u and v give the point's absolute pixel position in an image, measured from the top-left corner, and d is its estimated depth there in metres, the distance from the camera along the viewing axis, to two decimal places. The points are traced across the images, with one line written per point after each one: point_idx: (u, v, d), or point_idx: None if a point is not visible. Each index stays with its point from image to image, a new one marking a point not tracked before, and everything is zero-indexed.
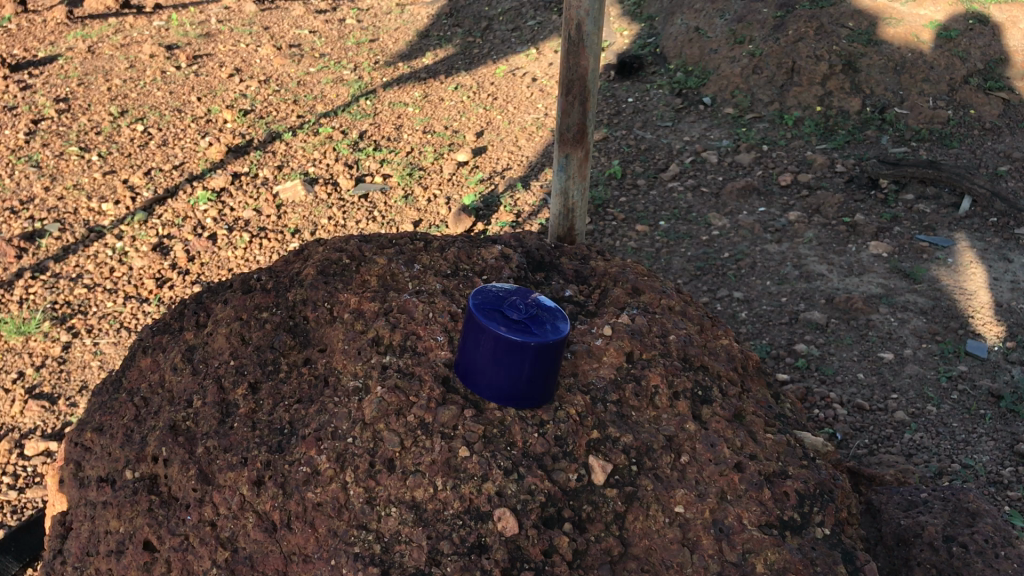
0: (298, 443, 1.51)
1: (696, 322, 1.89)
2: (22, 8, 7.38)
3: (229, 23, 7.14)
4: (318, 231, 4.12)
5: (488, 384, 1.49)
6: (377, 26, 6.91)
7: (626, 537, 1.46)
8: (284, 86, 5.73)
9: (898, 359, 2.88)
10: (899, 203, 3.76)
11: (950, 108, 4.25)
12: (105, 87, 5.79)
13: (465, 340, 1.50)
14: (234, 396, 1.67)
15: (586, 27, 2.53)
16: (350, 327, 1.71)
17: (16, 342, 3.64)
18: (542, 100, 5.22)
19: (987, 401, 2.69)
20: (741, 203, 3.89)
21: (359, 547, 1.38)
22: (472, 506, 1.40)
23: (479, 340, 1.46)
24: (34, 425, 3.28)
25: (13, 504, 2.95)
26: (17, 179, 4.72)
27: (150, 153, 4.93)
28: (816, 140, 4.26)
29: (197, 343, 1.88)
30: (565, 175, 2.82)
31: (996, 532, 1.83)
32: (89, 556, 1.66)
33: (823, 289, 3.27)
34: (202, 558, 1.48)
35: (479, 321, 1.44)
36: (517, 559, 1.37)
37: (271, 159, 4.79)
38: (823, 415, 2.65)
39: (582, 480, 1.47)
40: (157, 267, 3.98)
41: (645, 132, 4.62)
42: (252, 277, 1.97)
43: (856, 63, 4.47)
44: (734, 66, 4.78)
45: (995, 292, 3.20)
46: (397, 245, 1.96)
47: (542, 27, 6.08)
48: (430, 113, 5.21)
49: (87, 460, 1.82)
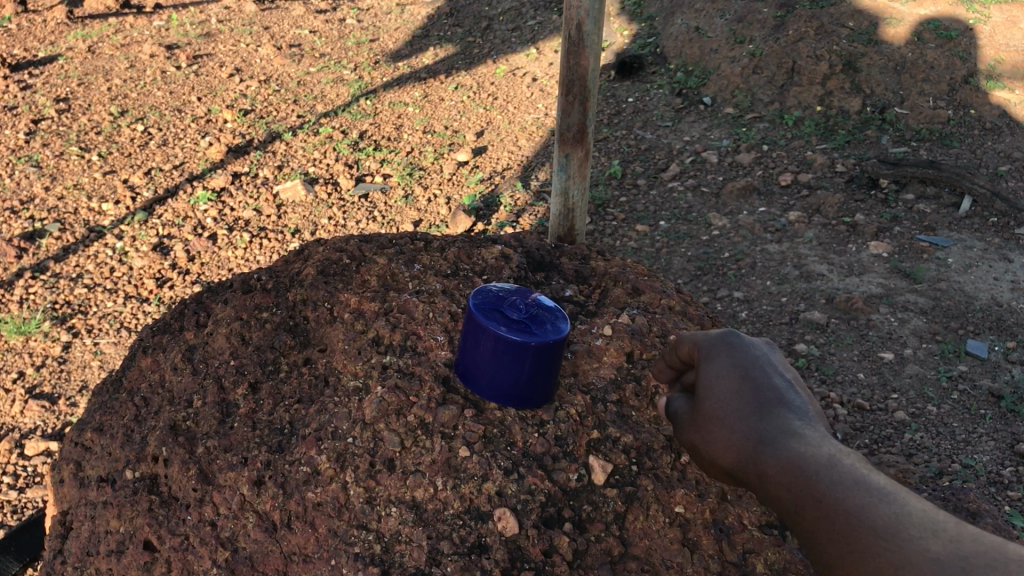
0: (298, 443, 1.51)
1: (696, 322, 1.89)
2: (22, 8, 7.39)
3: (229, 23, 7.14)
4: (318, 231, 4.12)
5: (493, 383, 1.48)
6: (377, 26, 6.90)
7: (626, 537, 1.46)
8: (284, 86, 5.73)
9: (898, 359, 2.88)
10: (899, 203, 3.76)
11: (951, 108, 4.24)
12: (105, 87, 5.79)
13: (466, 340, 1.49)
14: (235, 396, 1.67)
15: (586, 27, 2.53)
16: (350, 327, 1.71)
17: (16, 342, 3.65)
18: (542, 100, 5.21)
19: (987, 401, 2.69)
20: (741, 203, 3.90)
21: (360, 547, 1.38)
22: (472, 506, 1.40)
23: (477, 337, 1.46)
24: (34, 425, 3.28)
25: (13, 504, 2.95)
26: (17, 178, 4.73)
27: (150, 153, 4.93)
28: (816, 140, 4.26)
29: (197, 343, 1.88)
30: (565, 176, 2.82)
31: (996, 532, 1.84)
32: (88, 556, 1.66)
33: (823, 289, 3.27)
34: (202, 558, 1.48)
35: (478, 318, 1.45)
36: (517, 559, 1.36)
37: (271, 158, 4.79)
38: (823, 415, 2.65)
39: (582, 480, 1.47)
40: (157, 267, 3.98)
41: (645, 132, 4.62)
42: (252, 277, 1.97)
43: (856, 63, 4.47)
44: (734, 66, 4.78)
45: (995, 292, 3.20)
46: (397, 245, 1.96)
47: (543, 27, 6.07)
48: (431, 113, 5.21)
49: (87, 460, 1.82)
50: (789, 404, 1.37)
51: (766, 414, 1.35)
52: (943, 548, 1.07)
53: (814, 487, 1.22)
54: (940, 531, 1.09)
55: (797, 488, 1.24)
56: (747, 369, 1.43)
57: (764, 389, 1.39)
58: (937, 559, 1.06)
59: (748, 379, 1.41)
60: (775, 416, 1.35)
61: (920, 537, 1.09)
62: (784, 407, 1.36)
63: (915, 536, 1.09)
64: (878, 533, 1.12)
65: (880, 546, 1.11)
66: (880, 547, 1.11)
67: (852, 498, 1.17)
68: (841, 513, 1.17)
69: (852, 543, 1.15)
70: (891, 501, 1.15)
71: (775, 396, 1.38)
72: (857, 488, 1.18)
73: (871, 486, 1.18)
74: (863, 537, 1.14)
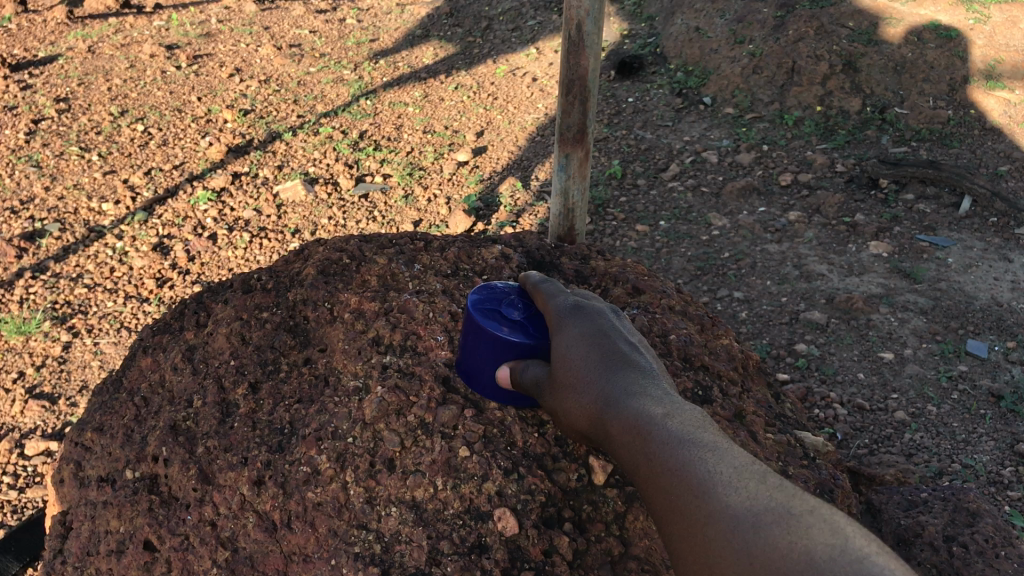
0: (298, 443, 1.51)
1: (696, 323, 1.89)
2: (22, 8, 7.39)
3: (229, 23, 7.14)
4: (318, 231, 4.11)
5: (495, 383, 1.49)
6: (377, 27, 6.90)
7: (626, 537, 1.44)
8: (284, 86, 5.73)
9: (898, 359, 2.88)
10: (899, 203, 3.76)
11: (951, 108, 4.24)
12: (105, 87, 5.79)
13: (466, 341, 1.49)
14: (235, 396, 1.67)
15: (586, 26, 2.53)
16: (350, 326, 1.71)
17: (16, 342, 3.66)
18: (542, 100, 5.21)
19: (987, 401, 2.69)
20: (741, 203, 3.90)
21: (359, 547, 1.37)
22: (472, 506, 1.39)
23: (476, 337, 1.46)
24: (34, 425, 3.28)
25: (13, 504, 2.95)
26: (17, 178, 4.73)
27: (150, 153, 4.93)
28: (816, 140, 4.26)
29: (197, 343, 1.89)
30: (565, 175, 2.82)
31: (997, 532, 1.83)
32: (88, 556, 1.66)
33: (823, 289, 3.26)
34: (202, 558, 1.48)
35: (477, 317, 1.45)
36: (517, 559, 1.36)
37: (271, 158, 4.79)
38: (823, 415, 2.64)
39: (582, 481, 1.47)
40: (157, 267, 3.98)
41: (645, 132, 4.62)
42: (252, 277, 1.97)
43: (856, 63, 4.47)
44: (734, 66, 4.78)
45: (995, 292, 3.20)
46: (397, 245, 1.96)
47: (543, 27, 6.07)
48: (431, 113, 5.21)
49: (88, 460, 1.83)
50: (634, 365, 1.29)
51: (610, 371, 1.27)
52: (742, 500, 0.98)
53: (639, 439, 1.14)
54: (749, 484, 1.00)
55: (626, 442, 1.16)
56: (603, 331, 1.35)
57: (616, 350, 1.31)
58: (735, 510, 0.97)
59: (601, 339, 1.33)
60: (617, 374, 1.26)
61: (726, 488, 1.00)
62: (630, 368, 1.28)
63: (718, 488, 1.01)
64: (687, 486, 1.03)
65: (688, 497, 1.02)
66: (687, 499, 1.02)
67: (670, 449, 1.09)
68: (656, 465, 1.09)
69: (661, 495, 1.06)
70: (707, 454, 1.06)
71: (625, 358, 1.29)
72: (677, 440, 1.10)
73: (694, 439, 1.09)
74: (674, 489, 1.04)
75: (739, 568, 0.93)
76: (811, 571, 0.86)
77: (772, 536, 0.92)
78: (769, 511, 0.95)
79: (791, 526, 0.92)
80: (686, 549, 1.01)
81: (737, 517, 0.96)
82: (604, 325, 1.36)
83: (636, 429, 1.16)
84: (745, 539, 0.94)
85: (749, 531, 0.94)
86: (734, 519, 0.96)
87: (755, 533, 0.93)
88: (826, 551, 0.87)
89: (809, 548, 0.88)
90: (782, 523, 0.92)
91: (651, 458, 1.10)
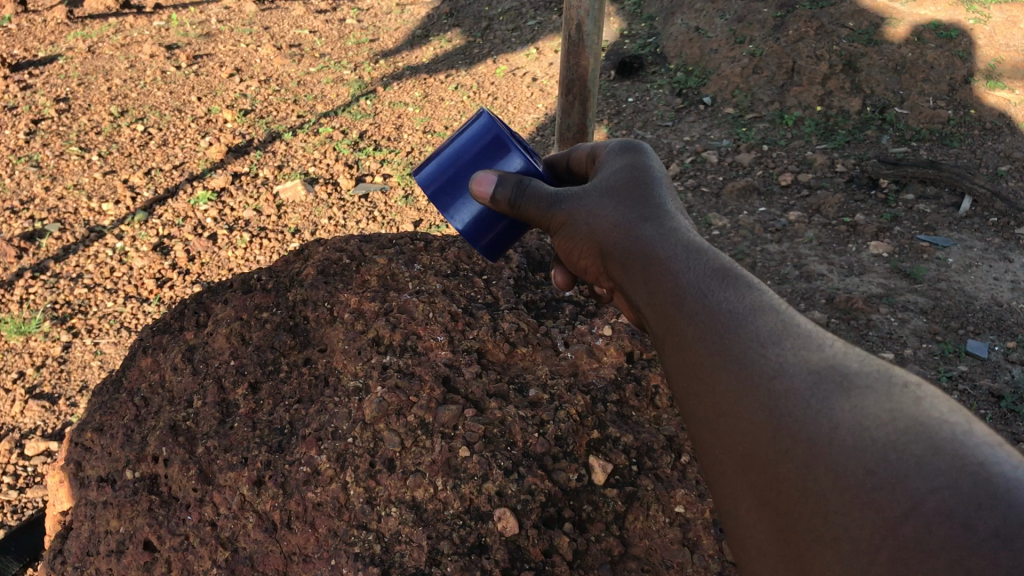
0: (298, 443, 1.51)
1: None
2: (22, 8, 7.40)
3: (229, 23, 7.13)
4: (318, 231, 4.11)
5: (460, 191, 1.49)
6: (377, 27, 6.89)
7: (626, 537, 1.44)
8: (284, 86, 5.73)
9: (898, 359, 2.87)
10: (899, 203, 3.76)
11: (950, 108, 4.23)
12: (105, 87, 5.79)
13: (462, 135, 1.49)
14: (234, 397, 1.67)
15: (586, 26, 2.85)
16: (350, 326, 1.71)
17: (16, 342, 3.68)
18: (542, 100, 5.20)
19: (987, 401, 2.69)
20: (741, 203, 3.91)
21: (359, 547, 1.37)
22: (472, 506, 1.38)
23: (478, 137, 1.47)
24: (34, 425, 3.29)
25: (13, 504, 2.96)
26: (17, 178, 4.75)
27: (150, 153, 4.93)
28: (816, 140, 4.26)
29: (196, 343, 1.89)
30: None
31: None
32: (88, 556, 1.66)
33: (823, 289, 3.26)
34: (202, 558, 1.48)
35: (496, 125, 1.46)
36: (517, 559, 1.34)
37: (271, 158, 4.78)
38: None
39: (582, 480, 1.44)
40: (157, 267, 3.98)
41: (645, 132, 4.63)
42: (253, 277, 1.98)
43: (856, 63, 4.48)
44: (734, 66, 4.79)
45: (996, 292, 3.19)
46: (397, 245, 1.95)
47: (543, 27, 6.05)
48: (430, 113, 5.21)
49: (87, 460, 1.83)
50: (671, 204, 1.29)
51: (649, 207, 1.27)
52: (827, 363, 0.92)
53: (691, 276, 1.09)
54: (834, 349, 0.94)
55: (670, 274, 1.12)
56: (647, 171, 1.35)
57: (657, 187, 1.32)
58: (817, 373, 0.91)
59: (644, 176, 1.34)
60: (658, 213, 1.26)
61: (803, 348, 0.94)
62: (669, 205, 1.28)
63: (794, 347, 0.95)
64: (754, 337, 0.98)
65: (751, 351, 0.96)
66: (754, 351, 0.96)
67: (731, 294, 1.04)
68: (711, 306, 1.03)
69: (712, 337, 1.01)
70: (776, 315, 1.00)
71: (665, 200, 1.30)
72: (738, 287, 1.05)
73: (760, 292, 1.04)
74: (733, 339, 0.99)
75: (801, 430, 0.88)
76: (921, 443, 0.79)
77: (867, 404, 0.85)
78: (859, 378, 0.88)
79: (891, 396, 0.85)
80: (741, 408, 0.94)
81: (820, 378, 0.90)
82: (647, 165, 1.37)
83: (686, 268, 1.11)
84: (832, 403, 0.87)
85: (837, 394, 0.88)
86: (818, 381, 0.90)
87: (846, 399, 0.87)
88: (936, 426, 0.80)
89: (916, 419, 0.81)
90: (876, 388, 0.87)
91: (705, 297, 1.05)
